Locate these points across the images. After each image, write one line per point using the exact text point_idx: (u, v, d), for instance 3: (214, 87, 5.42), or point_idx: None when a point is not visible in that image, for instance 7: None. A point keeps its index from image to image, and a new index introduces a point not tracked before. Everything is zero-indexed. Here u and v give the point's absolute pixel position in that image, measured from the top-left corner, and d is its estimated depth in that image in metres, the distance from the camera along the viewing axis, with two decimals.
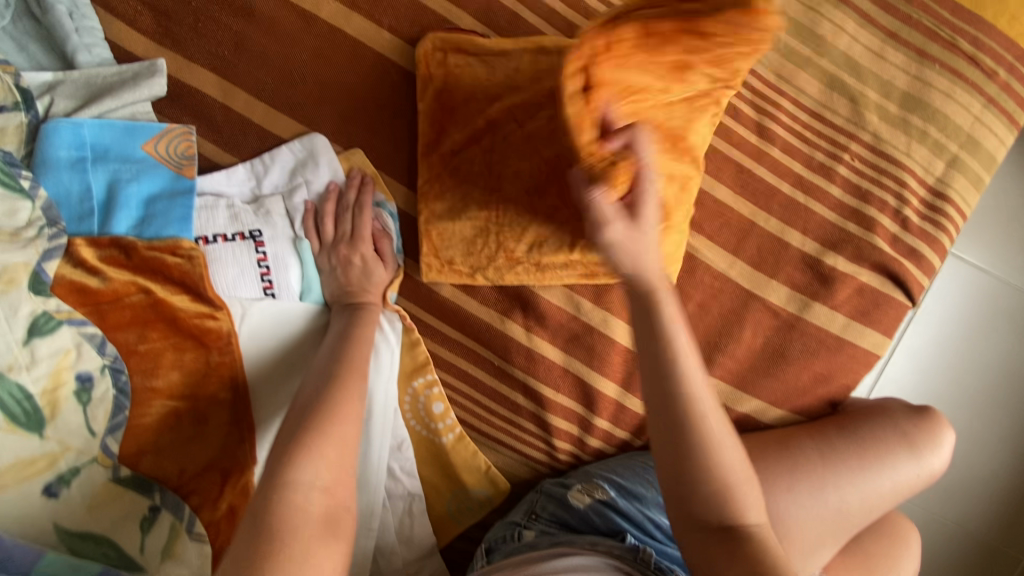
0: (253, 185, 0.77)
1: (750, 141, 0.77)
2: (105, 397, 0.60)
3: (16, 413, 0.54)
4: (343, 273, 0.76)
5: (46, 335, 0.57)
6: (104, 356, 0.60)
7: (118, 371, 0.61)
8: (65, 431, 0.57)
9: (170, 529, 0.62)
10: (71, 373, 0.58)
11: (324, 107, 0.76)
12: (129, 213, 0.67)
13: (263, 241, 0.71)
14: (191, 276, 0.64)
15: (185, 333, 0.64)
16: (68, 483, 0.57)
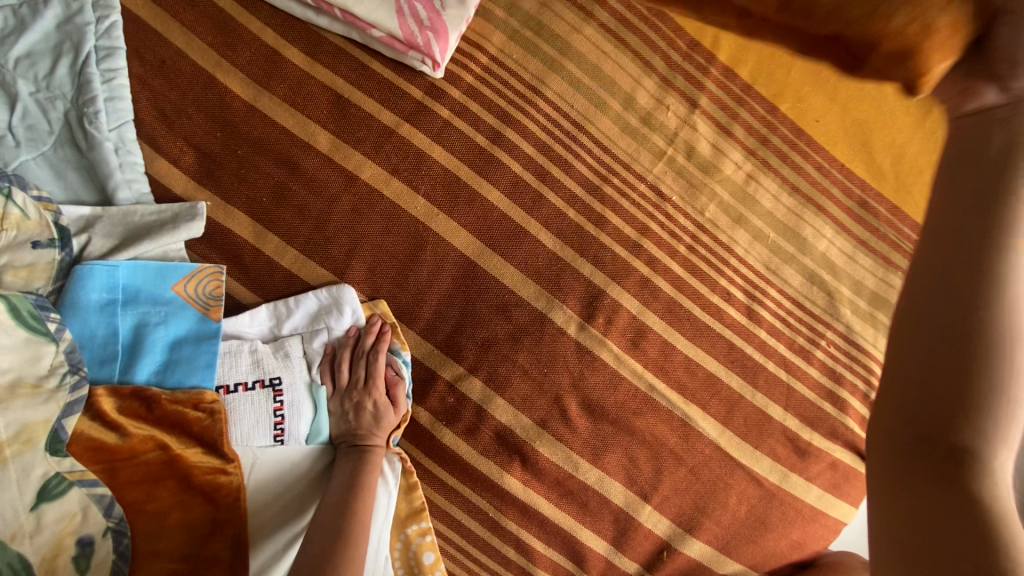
0: (273, 325, 0.79)
1: (740, 322, 0.86)
2: (104, 563, 0.58)
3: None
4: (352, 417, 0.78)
5: (54, 499, 0.55)
6: (109, 518, 0.59)
7: (121, 533, 0.59)
8: None
9: None
10: (71, 538, 0.56)
11: (354, 259, 0.80)
12: (153, 358, 0.68)
13: (282, 388, 0.74)
14: (212, 431, 0.64)
15: (194, 490, 0.64)
16: None
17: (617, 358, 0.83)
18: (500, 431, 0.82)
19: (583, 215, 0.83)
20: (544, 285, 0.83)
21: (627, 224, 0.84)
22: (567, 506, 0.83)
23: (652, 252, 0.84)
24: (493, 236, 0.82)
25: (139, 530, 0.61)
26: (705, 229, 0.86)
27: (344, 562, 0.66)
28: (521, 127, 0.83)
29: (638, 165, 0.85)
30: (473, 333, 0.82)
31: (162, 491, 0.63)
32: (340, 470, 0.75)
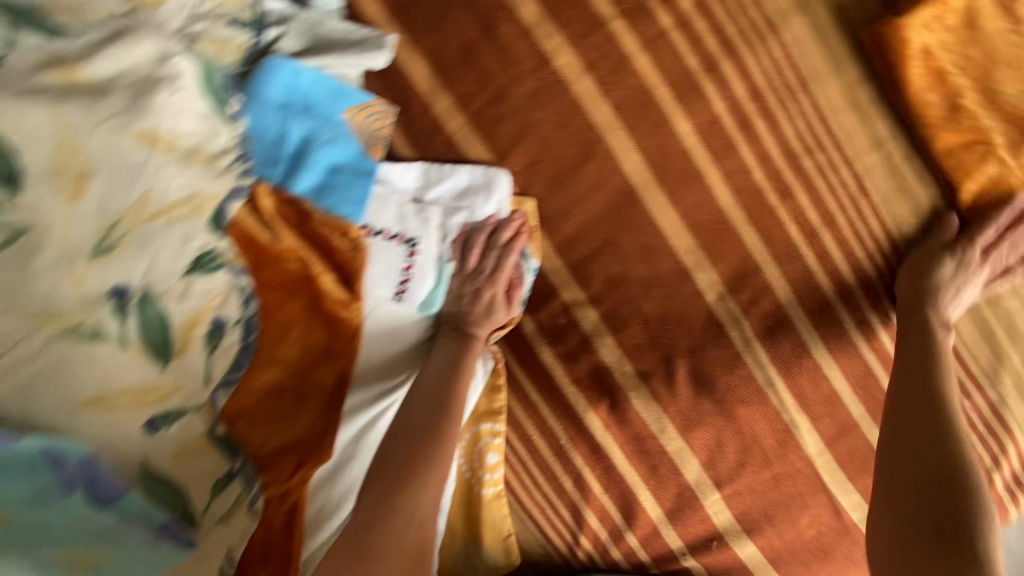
0: (420, 186, 0.75)
1: (885, 351, 0.79)
2: (230, 350, 0.58)
3: (150, 340, 0.54)
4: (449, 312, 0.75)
5: (205, 273, 0.57)
6: (243, 310, 0.59)
7: (249, 329, 0.60)
8: (184, 371, 0.55)
9: (235, 501, 0.59)
10: (210, 317, 0.57)
11: (518, 147, 0.75)
12: (312, 175, 0.66)
13: (416, 250, 0.72)
14: (351, 265, 0.64)
15: (320, 315, 0.63)
16: (170, 423, 0.55)
17: (744, 341, 0.78)
18: (599, 369, 0.79)
19: (768, 182, 0.76)
20: (699, 242, 0.77)
21: (811, 208, 0.76)
22: (637, 464, 0.81)
23: (825, 246, 0.77)
24: (666, 170, 0.75)
25: (267, 336, 0.61)
26: (892, 242, 0.77)
27: (448, 432, 0.67)
28: (740, 65, 0.74)
29: (850, 149, 0.75)
30: (608, 264, 0.77)
31: (293, 306, 0.62)
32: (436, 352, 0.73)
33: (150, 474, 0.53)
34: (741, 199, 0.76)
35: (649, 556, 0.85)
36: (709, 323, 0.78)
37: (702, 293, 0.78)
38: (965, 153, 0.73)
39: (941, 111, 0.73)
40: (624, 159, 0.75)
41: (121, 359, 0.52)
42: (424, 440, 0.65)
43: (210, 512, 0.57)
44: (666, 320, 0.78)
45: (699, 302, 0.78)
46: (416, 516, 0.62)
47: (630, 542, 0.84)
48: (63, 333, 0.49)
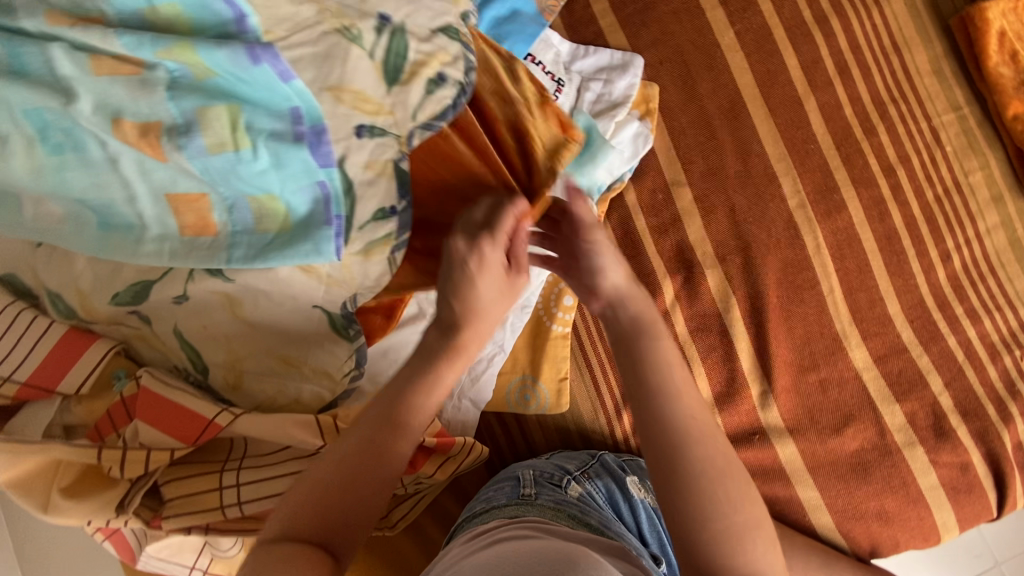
0: (568, 58, 0.92)
1: (943, 287, 0.86)
2: (442, 102, 0.65)
3: (388, 63, 0.65)
4: (501, 246, 0.60)
5: (446, 38, 0.67)
6: (462, 77, 0.67)
7: (461, 94, 0.67)
8: (402, 99, 0.65)
9: (386, 234, 0.67)
10: (438, 67, 0.66)
11: (653, 49, 0.93)
12: (500, 9, 0.82)
13: (559, 90, 0.87)
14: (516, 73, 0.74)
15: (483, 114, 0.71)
16: (373, 134, 0.64)
17: (815, 247, 0.87)
18: (681, 245, 0.88)
19: (856, 118, 0.89)
20: (789, 153, 0.89)
21: (891, 147, 0.88)
22: (698, 341, 0.85)
23: (901, 180, 0.88)
24: (772, 89, 0.90)
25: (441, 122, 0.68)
26: (959, 191, 0.88)
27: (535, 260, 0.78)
28: (845, 27, 0.91)
29: (929, 106, 0.90)
30: (709, 155, 0.90)
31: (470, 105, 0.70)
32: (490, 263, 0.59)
33: (344, 170, 0.64)
34: (832, 125, 0.89)
35: None
36: (788, 223, 0.88)
37: (787, 195, 0.88)
38: None
39: (1012, 83, 0.89)
40: (740, 72, 0.91)
41: (364, 65, 0.63)
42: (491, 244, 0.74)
43: (363, 231, 0.66)
44: (750, 214, 0.88)
45: (784, 204, 0.88)
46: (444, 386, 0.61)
47: None
48: (337, 29, 0.62)
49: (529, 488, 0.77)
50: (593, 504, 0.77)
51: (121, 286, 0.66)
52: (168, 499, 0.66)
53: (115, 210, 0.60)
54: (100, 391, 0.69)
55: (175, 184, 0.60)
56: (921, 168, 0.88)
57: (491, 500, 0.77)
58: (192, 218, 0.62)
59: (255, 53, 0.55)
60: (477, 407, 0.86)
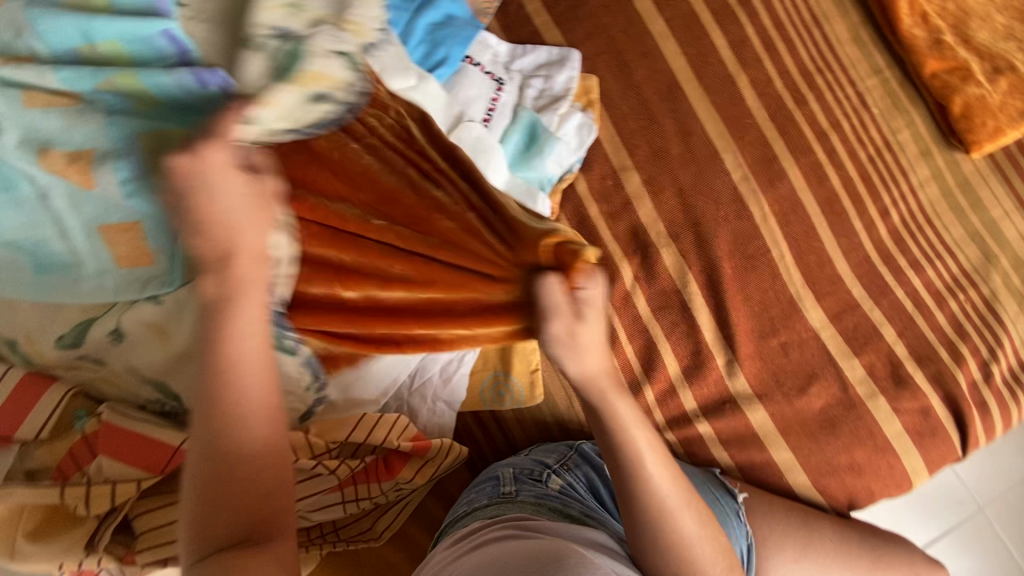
0: (509, 58, 0.93)
1: (886, 242, 0.90)
2: (330, 110, 0.63)
3: (280, 64, 0.60)
4: (204, 158, 0.52)
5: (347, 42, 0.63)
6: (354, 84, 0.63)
7: (353, 104, 0.64)
8: (292, 108, 0.60)
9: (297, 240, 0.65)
10: (326, 80, 0.61)
11: (589, 42, 0.95)
12: (435, 15, 0.84)
13: (502, 89, 0.88)
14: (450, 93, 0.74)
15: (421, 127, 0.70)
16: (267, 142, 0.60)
17: (762, 216, 0.90)
18: (634, 227, 0.90)
19: (787, 90, 0.93)
20: (727, 129, 0.92)
21: (823, 114, 0.92)
22: (660, 318, 0.87)
23: (835, 145, 0.92)
24: (704, 71, 0.94)
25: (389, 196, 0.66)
26: (890, 149, 0.92)
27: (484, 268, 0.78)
28: (766, 6, 0.96)
29: (852, 73, 0.94)
30: (652, 139, 0.93)
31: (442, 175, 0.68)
32: (218, 182, 0.52)
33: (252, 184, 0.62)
34: (764, 99, 0.93)
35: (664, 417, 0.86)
36: (734, 195, 0.91)
37: (730, 169, 0.91)
38: (948, 78, 0.93)
39: (926, 44, 0.94)
40: (673, 57, 0.94)
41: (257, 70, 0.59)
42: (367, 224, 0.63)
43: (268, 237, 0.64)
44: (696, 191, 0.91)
45: (728, 178, 0.91)
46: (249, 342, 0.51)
47: (648, 397, 0.85)
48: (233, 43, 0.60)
49: (510, 487, 0.76)
50: (576, 497, 0.76)
51: (65, 325, 0.64)
52: (139, 533, 0.65)
53: (49, 249, 0.61)
54: (60, 433, 0.67)
55: (109, 215, 0.60)
56: (851, 132, 0.92)
57: (473, 502, 0.77)
58: (127, 248, 0.61)
59: (199, 77, 0.59)
60: (453, 409, 0.86)
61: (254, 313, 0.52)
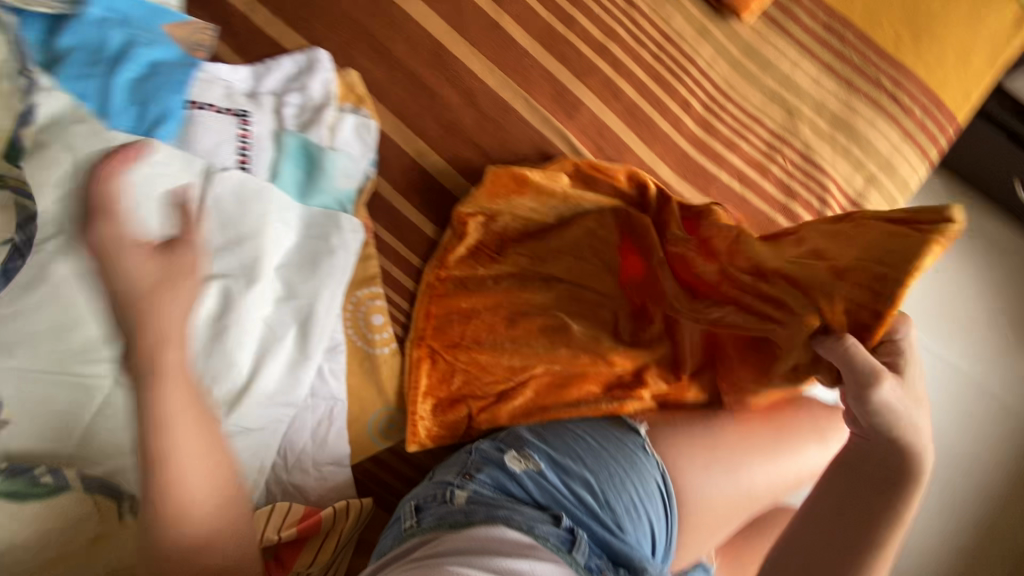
0: (253, 82, 0.81)
1: (696, 133, 0.88)
2: None
3: None
4: None
5: None
6: None
7: None
8: None
9: None
10: None
11: (334, 33, 0.85)
12: (134, 69, 0.74)
13: (250, 121, 0.77)
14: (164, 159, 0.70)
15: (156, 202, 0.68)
16: None
17: (574, 153, 0.86)
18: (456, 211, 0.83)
19: (552, 15, 0.88)
20: (509, 76, 0.86)
21: (594, 28, 0.88)
22: (517, 291, 0.82)
23: (617, 54, 0.88)
24: (464, 24, 0.86)
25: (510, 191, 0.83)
26: (669, 39, 0.89)
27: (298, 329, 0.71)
28: None
29: None
30: (438, 113, 0.85)
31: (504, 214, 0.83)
32: None
33: None
34: (533, 33, 0.87)
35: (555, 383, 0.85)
36: (538, 141, 0.86)
37: (524, 114, 0.86)
38: None
39: None
40: (427, 19, 0.85)
41: None
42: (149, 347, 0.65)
43: None
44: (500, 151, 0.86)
45: (527, 126, 0.86)
46: (208, 457, 0.63)
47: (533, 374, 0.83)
48: None
49: (413, 522, 0.74)
50: (485, 505, 0.73)
51: None
52: None
53: None
54: None
55: None
56: (627, 36, 0.89)
57: (382, 550, 0.75)
58: None
59: None
60: (343, 465, 0.82)
61: (181, 370, 0.63)
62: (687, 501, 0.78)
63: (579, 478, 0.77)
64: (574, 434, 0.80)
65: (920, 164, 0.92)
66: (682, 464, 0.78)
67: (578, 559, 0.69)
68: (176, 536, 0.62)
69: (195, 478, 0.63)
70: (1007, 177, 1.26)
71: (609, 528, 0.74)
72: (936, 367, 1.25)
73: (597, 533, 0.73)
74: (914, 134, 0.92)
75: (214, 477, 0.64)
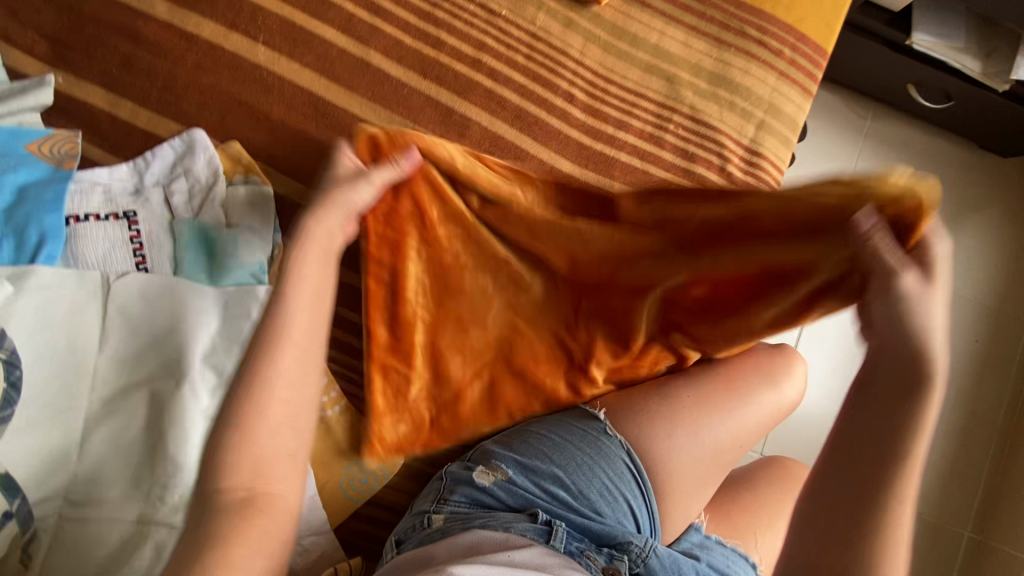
0: (135, 179, 0.80)
1: (586, 121, 0.90)
2: None
3: None
4: None
5: None
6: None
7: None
8: None
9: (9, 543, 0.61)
10: None
11: (204, 109, 0.83)
12: (2, 198, 0.72)
13: (138, 220, 0.75)
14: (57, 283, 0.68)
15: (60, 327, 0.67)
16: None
17: None
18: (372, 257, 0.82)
19: (420, 41, 0.88)
20: (391, 110, 0.86)
21: (463, 44, 0.88)
22: (452, 317, 0.84)
23: (491, 65, 0.89)
24: (334, 71, 0.85)
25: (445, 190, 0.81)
26: (539, 38, 0.91)
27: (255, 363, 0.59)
28: None
29: None
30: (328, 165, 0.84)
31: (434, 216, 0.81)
32: None
33: None
34: (404, 63, 0.87)
35: (512, 392, 0.87)
36: None
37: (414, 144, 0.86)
38: None
39: None
40: (295, 75, 0.85)
41: None
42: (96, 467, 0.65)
43: None
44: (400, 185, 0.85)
45: None
46: (274, 392, 0.59)
47: (486, 388, 0.86)
48: None
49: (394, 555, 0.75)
50: (461, 521, 0.74)
51: None
52: None
53: None
54: None
55: None
56: (498, 44, 0.89)
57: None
58: None
59: None
60: (324, 532, 0.82)
61: (301, 336, 0.62)
62: (656, 472, 0.79)
63: (550, 476, 0.78)
64: (537, 434, 0.82)
65: (804, 100, 0.96)
66: (646, 439, 0.80)
67: (558, 545, 0.71)
68: (225, 494, 0.55)
69: (271, 427, 0.58)
70: (903, 84, 1.29)
71: (586, 514, 0.76)
72: None
73: (575, 521, 0.75)
74: (791, 72, 0.95)
75: (278, 442, 0.58)
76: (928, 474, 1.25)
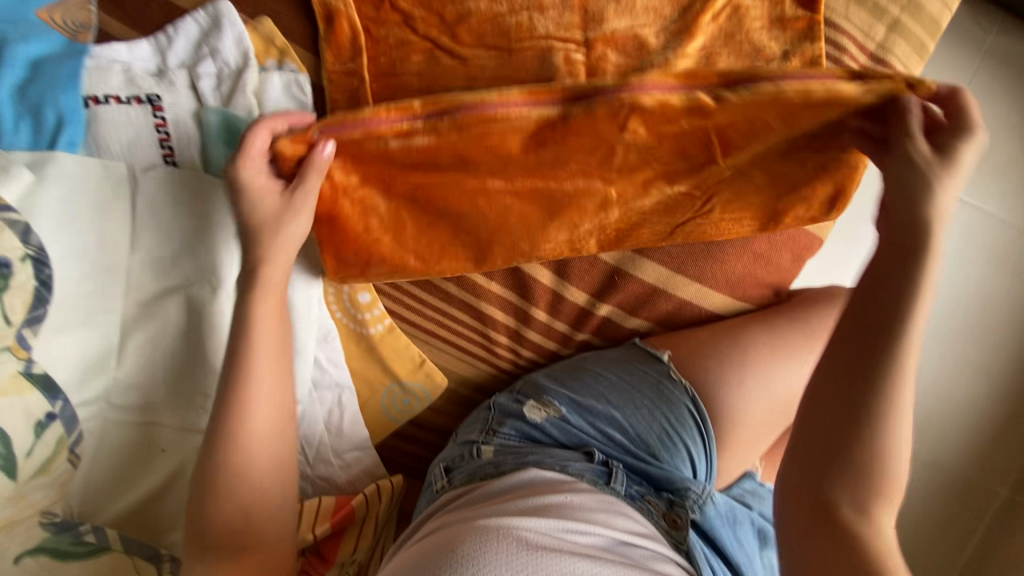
0: (158, 58, 0.69)
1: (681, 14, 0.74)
2: (25, 287, 0.57)
3: None
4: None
5: None
6: (26, 244, 0.57)
7: (43, 264, 0.58)
8: None
9: (58, 443, 0.59)
10: None
11: None
12: (15, 72, 0.64)
13: (162, 105, 0.66)
14: (81, 170, 0.62)
15: (87, 217, 0.61)
16: None
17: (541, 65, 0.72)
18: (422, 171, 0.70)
19: None
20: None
21: None
22: None
23: None
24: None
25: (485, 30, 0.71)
26: None
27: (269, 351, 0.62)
28: None
29: None
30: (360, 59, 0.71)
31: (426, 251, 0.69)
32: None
33: None
34: None
35: (566, 323, 0.79)
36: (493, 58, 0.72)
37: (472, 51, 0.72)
38: None
39: None
40: None
41: None
42: (139, 355, 0.64)
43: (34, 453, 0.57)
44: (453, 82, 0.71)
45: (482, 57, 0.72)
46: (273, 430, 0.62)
47: (540, 319, 0.78)
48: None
49: (445, 483, 0.72)
50: (516, 458, 0.70)
51: None
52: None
53: None
54: None
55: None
56: None
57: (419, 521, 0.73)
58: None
59: None
60: (366, 446, 0.81)
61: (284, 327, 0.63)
62: (719, 419, 0.73)
63: (604, 417, 0.74)
64: (595, 373, 0.75)
65: None
66: (706, 384, 0.74)
67: (618, 488, 0.67)
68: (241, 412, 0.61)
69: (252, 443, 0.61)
70: None
71: (648, 461, 0.71)
72: (981, 221, 1.12)
73: (633, 465, 0.71)
74: None
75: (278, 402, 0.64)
76: (982, 437, 1.13)
